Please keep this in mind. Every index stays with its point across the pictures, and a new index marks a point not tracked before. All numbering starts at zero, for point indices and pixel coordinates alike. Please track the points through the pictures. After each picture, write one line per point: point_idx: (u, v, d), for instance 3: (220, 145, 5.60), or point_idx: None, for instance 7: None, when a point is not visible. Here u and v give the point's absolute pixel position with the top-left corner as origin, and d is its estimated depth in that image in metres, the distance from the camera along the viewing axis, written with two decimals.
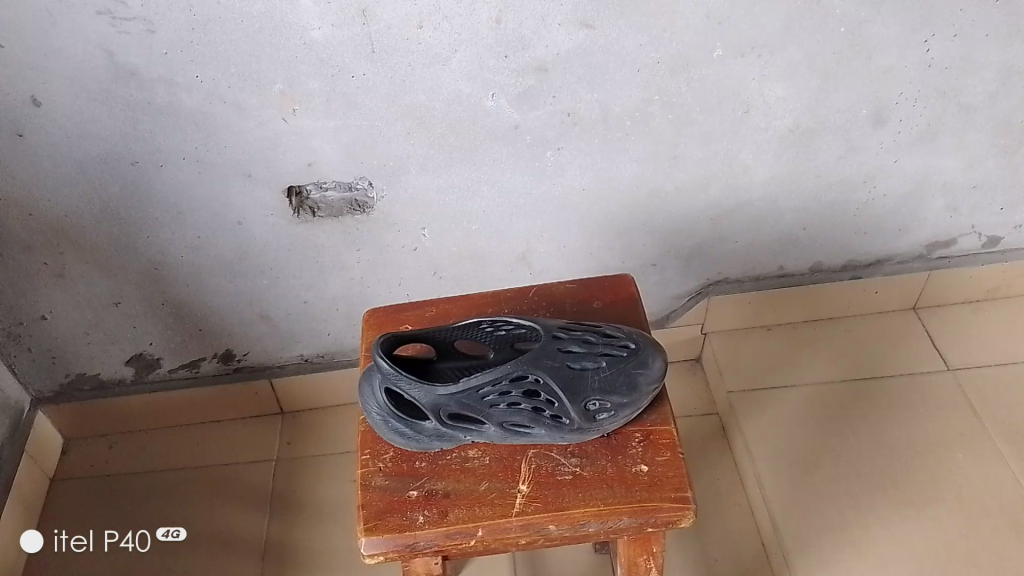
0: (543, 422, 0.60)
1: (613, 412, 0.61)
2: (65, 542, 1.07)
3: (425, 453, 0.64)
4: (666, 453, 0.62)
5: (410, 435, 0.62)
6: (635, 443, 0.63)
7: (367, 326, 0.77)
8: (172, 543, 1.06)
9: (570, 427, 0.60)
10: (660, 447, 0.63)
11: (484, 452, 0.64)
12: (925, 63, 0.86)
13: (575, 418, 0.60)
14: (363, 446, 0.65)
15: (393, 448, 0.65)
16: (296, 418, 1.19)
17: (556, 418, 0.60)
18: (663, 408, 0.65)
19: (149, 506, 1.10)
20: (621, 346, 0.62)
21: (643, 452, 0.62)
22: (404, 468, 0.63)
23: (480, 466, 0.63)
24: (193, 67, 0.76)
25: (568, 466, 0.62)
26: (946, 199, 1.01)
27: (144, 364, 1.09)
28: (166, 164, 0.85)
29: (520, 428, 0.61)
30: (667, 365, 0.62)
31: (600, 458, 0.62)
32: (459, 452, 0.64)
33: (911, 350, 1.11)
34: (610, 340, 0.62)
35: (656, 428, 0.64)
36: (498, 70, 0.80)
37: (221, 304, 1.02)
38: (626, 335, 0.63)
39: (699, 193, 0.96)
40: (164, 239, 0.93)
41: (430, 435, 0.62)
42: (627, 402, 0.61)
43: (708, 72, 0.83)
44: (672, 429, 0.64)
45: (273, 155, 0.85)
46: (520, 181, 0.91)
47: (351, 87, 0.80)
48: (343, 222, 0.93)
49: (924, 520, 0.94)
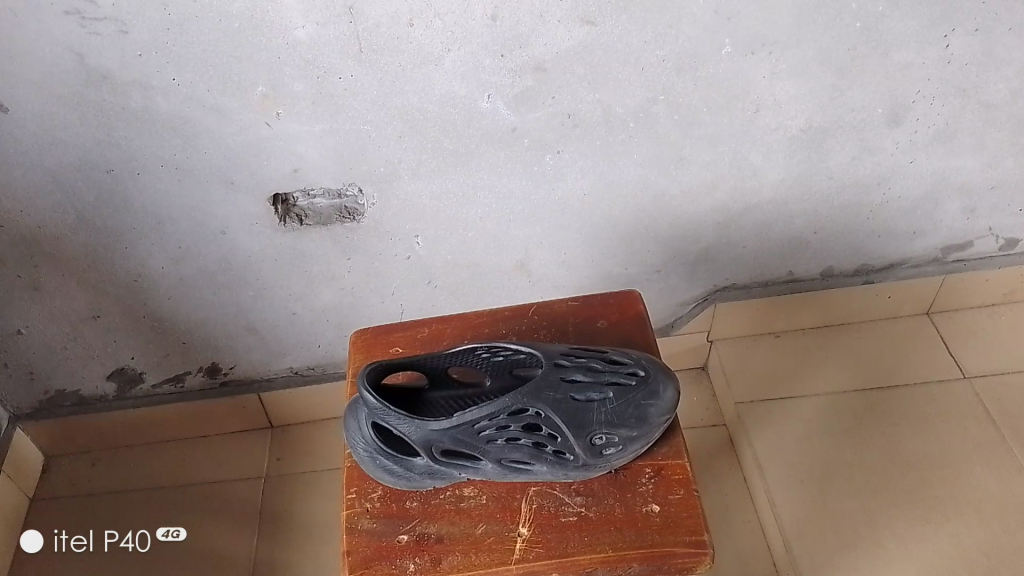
0: (545, 459, 0.56)
1: (621, 447, 0.56)
2: (64, 542, 1.05)
3: (416, 492, 0.60)
4: (678, 492, 0.58)
5: (400, 473, 0.57)
6: (645, 479, 0.59)
7: (354, 348, 0.73)
8: (172, 544, 1.04)
9: (574, 463, 0.56)
10: (672, 484, 0.59)
11: (480, 490, 0.60)
12: (944, 60, 0.81)
13: (580, 454, 0.55)
14: (349, 483, 0.62)
15: (382, 487, 0.61)
16: (285, 432, 1.14)
17: (559, 453, 0.56)
18: (674, 440, 0.61)
19: (148, 507, 1.08)
20: (629, 374, 0.57)
21: (654, 489, 0.58)
22: (393, 509, 0.59)
23: (476, 507, 0.59)
24: (170, 70, 0.72)
25: (572, 505, 0.58)
26: (962, 202, 0.97)
27: (126, 379, 1.05)
28: (142, 172, 0.80)
29: (520, 465, 0.56)
30: (679, 395, 0.58)
31: (607, 497, 0.58)
32: (454, 491, 0.60)
33: (926, 358, 1.07)
34: (617, 367, 0.58)
35: (668, 463, 0.60)
36: (494, 70, 0.75)
37: (205, 316, 0.97)
38: (634, 362, 0.59)
39: (706, 196, 0.91)
40: (144, 250, 0.88)
41: (421, 473, 0.57)
42: (636, 435, 0.56)
43: (716, 70, 0.78)
44: (685, 463, 0.60)
45: (257, 161, 0.81)
46: (518, 187, 0.86)
47: (338, 90, 0.75)
48: (332, 231, 0.88)
49: (942, 537, 0.90)
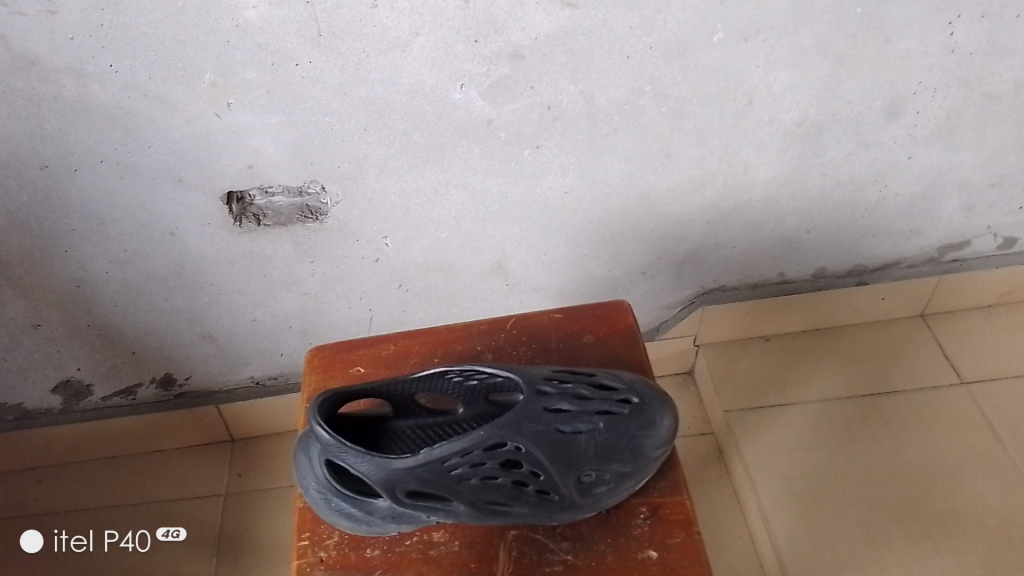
0: (526, 500, 0.50)
1: (612, 485, 0.51)
2: (65, 542, 1.00)
3: (376, 540, 0.56)
4: (678, 535, 0.53)
5: (360, 518, 0.52)
6: (641, 519, 0.54)
7: (311, 368, 0.68)
8: (146, 559, 0.98)
9: (559, 504, 0.50)
10: (671, 526, 0.54)
11: (451, 536, 0.56)
12: (948, 48, 0.76)
13: (566, 494, 0.50)
14: (301, 528, 0.58)
15: (337, 533, 0.57)
16: (248, 446, 1.08)
17: (542, 493, 0.50)
18: (673, 474, 0.57)
19: (129, 513, 1.02)
20: (621, 403, 0.52)
21: (649, 532, 0.54)
22: (352, 559, 0.56)
23: (446, 555, 0.55)
24: (106, 54, 0.65)
25: (557, 552, 0.54)
26: (962, 198, 0.92)
27: (72, 392, 0.97)
28: (80, 168, 0.73)
29: (497, 507, 0.50)
30: (676, 426, 0.53)
31: (598, 542, 0.54)
32: (423, 536, 0.56)
33: (920, 361, 1.02)
34: (607, 394, 0.52)
35: (666, 500, 0.55)
36: (467, 57, 0.69)
37: (155, 324, 0.90)
38: (627, 387, 0.53)
39: (694, 194, 0.86)
40: (86, 253, 0.81)
41: (383, 517, 0.52)
42: (629, 471, 0.51)
43: (707, 58, 0.73)
44: (685, 501, 0.55)
45: (207, 157, 0.73)
46: (494, 184, 0.80)
47: (296, 78, 0.68)
48: (293, 232, 0.81)
49: (943, 555, 0.85)
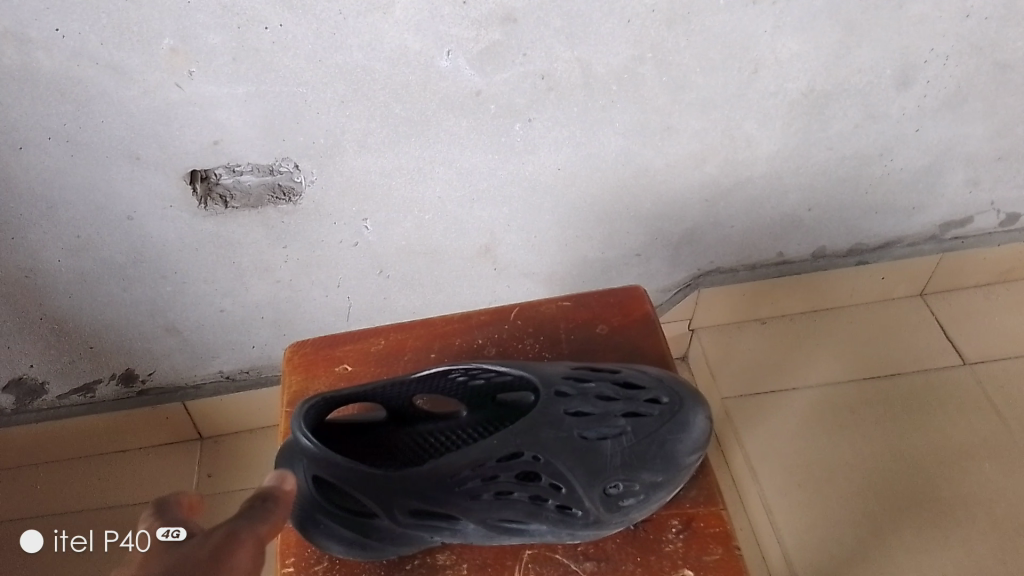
0: (545, 516, 0.46)
1: (643, 498, 0.46)
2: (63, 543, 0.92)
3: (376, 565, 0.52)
4: (716, 551, 0.50)
5: (354, 541, 0.47)
6: (672, 534, 0.51)
7: (292, 367, 0.63)
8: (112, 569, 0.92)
9: (583, 521, 0.46)
10: (706, 541, 0.51)
11: (461, 559, 0.52)
12: (963, 13, 0.72)
13: (590, 508, 0.46)
14: (287, 552, 0.54)
15: (329, 557, 0.53)
16: (219, 444, 1.02)
17: (564, 508, 0.46)
18: (699, 482, 0.54)
19: (93, 520, 0.96)
20: (650, 404, 0.47)
21: (683, 549, 0.51)
22: None
23: None
24: (50, 17, 0.57)
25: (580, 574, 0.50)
26: (968, 173, 0.88)
27: (25, 391, 0.90)
28: (25, 145, 0.65)
29: (513, 524, 0.47)
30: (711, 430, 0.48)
31: (625, 562, 0.50)
32: (427, 559, 0.52)
33: (923, 343, 0.99)
34: (634, 395, 0.48)
35: (699, 512, 0.52)
36: (454, 21, 0.62)
37: (114, 316, 0.83)
38: (656, 386, 0.49)
39: (694, 170, 0.81)
40: (35, 241, 0.74)
41: (381, 538, 0.47)
42: (663, 481, 0.46)
43: (712, 22, 0.67)
44: (717, 512, 0.52)
45: (167, 132, 0.66)
46: (481, 161, 0.74)
47: (265, 44, 0.61)
48: (264, 214, 0.75)
49: (952, 544, 0.82)
